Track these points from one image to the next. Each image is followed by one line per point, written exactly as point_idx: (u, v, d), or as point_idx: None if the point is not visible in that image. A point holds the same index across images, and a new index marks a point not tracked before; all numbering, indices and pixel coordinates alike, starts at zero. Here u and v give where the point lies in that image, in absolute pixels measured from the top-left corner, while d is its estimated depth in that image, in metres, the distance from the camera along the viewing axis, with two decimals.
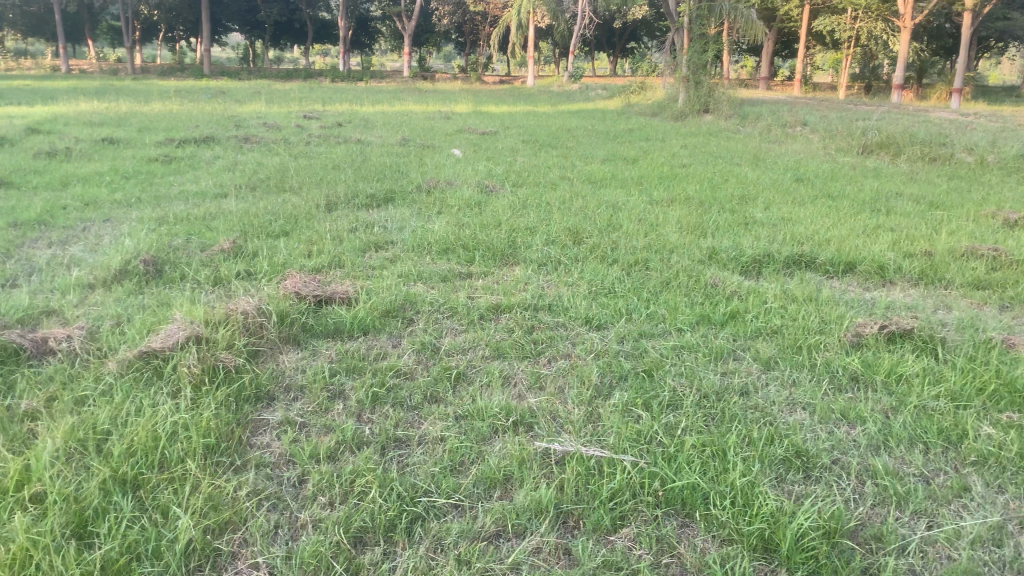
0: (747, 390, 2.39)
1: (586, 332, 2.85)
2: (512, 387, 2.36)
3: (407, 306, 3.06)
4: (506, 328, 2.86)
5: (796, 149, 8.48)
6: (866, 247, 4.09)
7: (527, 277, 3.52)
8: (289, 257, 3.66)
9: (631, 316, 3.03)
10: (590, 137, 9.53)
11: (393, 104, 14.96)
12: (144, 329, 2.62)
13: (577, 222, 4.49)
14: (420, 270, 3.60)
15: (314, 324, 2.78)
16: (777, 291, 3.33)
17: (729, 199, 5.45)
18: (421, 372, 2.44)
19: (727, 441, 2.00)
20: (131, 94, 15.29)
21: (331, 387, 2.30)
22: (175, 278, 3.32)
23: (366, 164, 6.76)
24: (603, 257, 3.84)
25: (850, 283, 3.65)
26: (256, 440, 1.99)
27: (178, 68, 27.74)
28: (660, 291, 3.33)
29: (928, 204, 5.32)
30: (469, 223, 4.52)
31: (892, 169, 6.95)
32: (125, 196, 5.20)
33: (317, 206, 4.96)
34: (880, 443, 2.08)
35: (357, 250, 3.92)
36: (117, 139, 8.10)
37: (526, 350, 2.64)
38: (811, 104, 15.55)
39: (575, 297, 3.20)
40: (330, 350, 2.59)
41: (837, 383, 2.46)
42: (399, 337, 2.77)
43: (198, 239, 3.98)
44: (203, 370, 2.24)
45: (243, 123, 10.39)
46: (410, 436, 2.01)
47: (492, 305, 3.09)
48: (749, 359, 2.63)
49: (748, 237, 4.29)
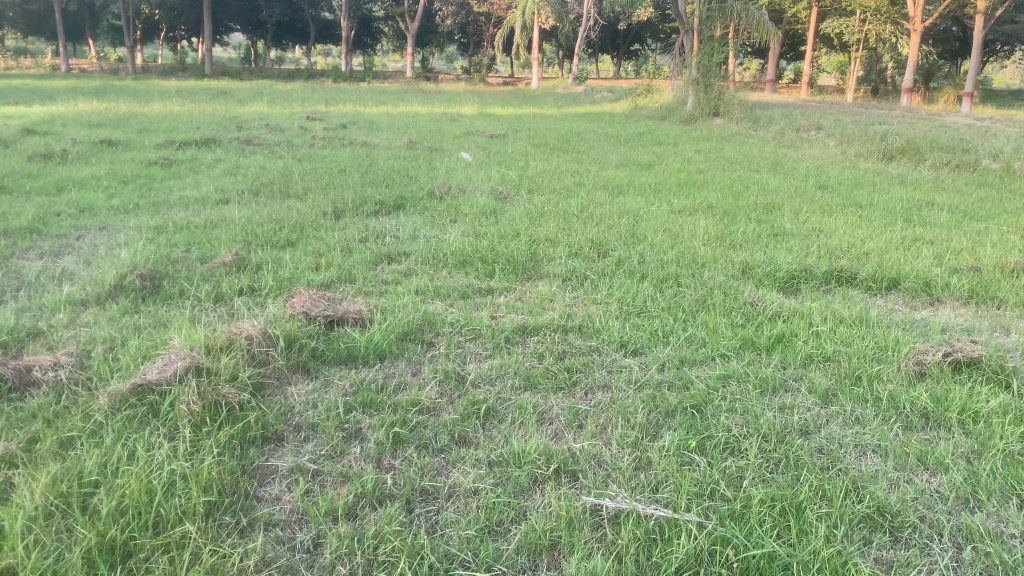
0: (808, 428, 2.15)
1: (623, 358, 2.61)
2: (547, 426, 2.12)
3: (426, 327, 2.82)
4: (534, 354, 2.62)
5: (815, 155, 8.23)
6: (909, 262, 3.84)
7: (553, 294, 3.29)
8: (295, 271, 3.43)
9: (669, 338, 2.80)
10: (601, 141, 9.31)
11: (397, 106, 14.69)
12: (139, 356, 2.39)
13: (600, 233, 4.25)
14: (438, 285, 3.36)
15: (324, 349, 2.54)
16: (822, 313, 3.09)
17: (754, 208, 5.21)
18: (446, 408, 2.19)
19: (798, 495, 1.77)
20: (129, 94, 15.01)
21: (346, 426, 2.07)
22: (175, 294, 3.08)
23: (372, 169, 6.52)
24: (631, 272, 3.60)
25: (897, 301, 3.41)
26: (265, 492, 1.76)
27: (178, 67, 27.49)
28: (696, 310, 3.09)
29: (963, 215, 5.07)
30: (485, 233, 4.29)
31: (917, 176, 6.70)
32: (123, 202, 4.97)
33: (324, 213, 4.74)
34: (970, 496, 1.83)
35: (367, 262, 3.68)
36: (115, 141, 7.86)
37: (560, 380, 2.40)
38: (822, 107, 15.28)
39: (607, 318, 2.96)
40: (343, 380, 2.35)
41: (906, 421, 2.21)
42: (418, 363, 2.53)
43: (200, 250, 3.75)
44: (204, 408, 2.00)
45: (245, 124, 10.18)
46: (438, 488, 1.78)
47: (517, 327, 2.86)
48: (805, 391, 2.39)
49: (782, 250, 4.04)
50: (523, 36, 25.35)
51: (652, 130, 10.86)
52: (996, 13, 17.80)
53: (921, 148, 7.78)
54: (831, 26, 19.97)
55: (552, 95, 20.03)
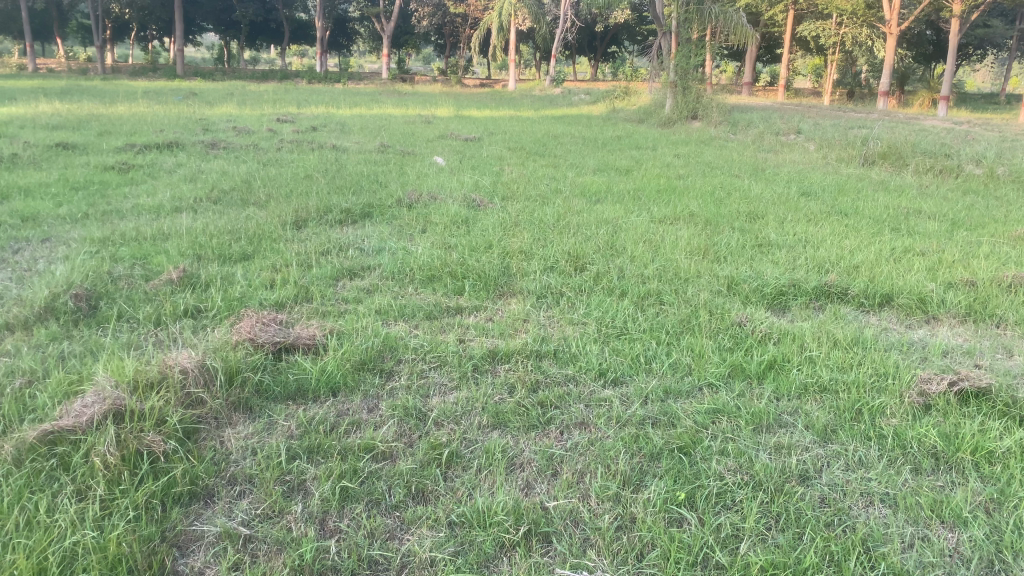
0: (808, 474, 1.94)
1: (602, 389, 2.38)
2: (517, 474, 1.88)
3: (387, 354, 2.58)
4: (504, 385, 2.38)
5: (795, 160, 8.08)
6: (901, 275, 3.65)
7: (526, 313, 3.06)
8: (247, 289, 3.17)
9: (651, 364, 2.57)
10: (578, 144, 9.09)
11: (370, 107, 14.39)
12: (58, 394, 2.12)
13: (577, 244, 4.02)
14: (403, 304, 3.12)
15: (271, 384, 2.28)
16: (813, 334, 2.88)
17: (737, 216, 5.02)
18: (403, 453, 1.95)
19: (802, 561, 1.55)
20: (94, 95, 14.69)
21: (287, 479, 1.82)
22: (111, 317, 2.81)
23: (340, 174, 6.26)
24: (610, 288, 3.37)
25: (891, 319, 3.21)
26: (186, 565, 1.51)
27: (149, 67, 26.93)
28: (680, 332, 2.86)
29: (952, 223, 4.90)
30: (456, 245, 4.04)
31: (901, 183, 6.55)
32: (71, 210, 4.67)
33: (285, 223, 4.47)
34: (994, 555, 1.62)
35: (327, 278, 3.43)
36: (73, 144, 7.53)
37: (532, 417, 2.16)
38: (801, 111, 15.17)
39: (585, 341, 2.73)
40: (289, 420, 2.10)
41: (915, 462, 2.00)
42: (376, 398, 2.28)
43: (145, 266, 3.47)
44: (123, 460, 1.74)
45: (211, 127, 9.85)
46: (390, 558, 1.54)
47: (486, 353, 2.61)
48: (802, 427, 2.17)
49: (768, 262, 3.84)
50: (499, 37, 25.10)
51: (629, 133, 10.68)
52: (972, 17, 17.75)
53: (903, 152, 7.64)
54: (808, 28, 19.94)
55: (528, 98, 19.87)
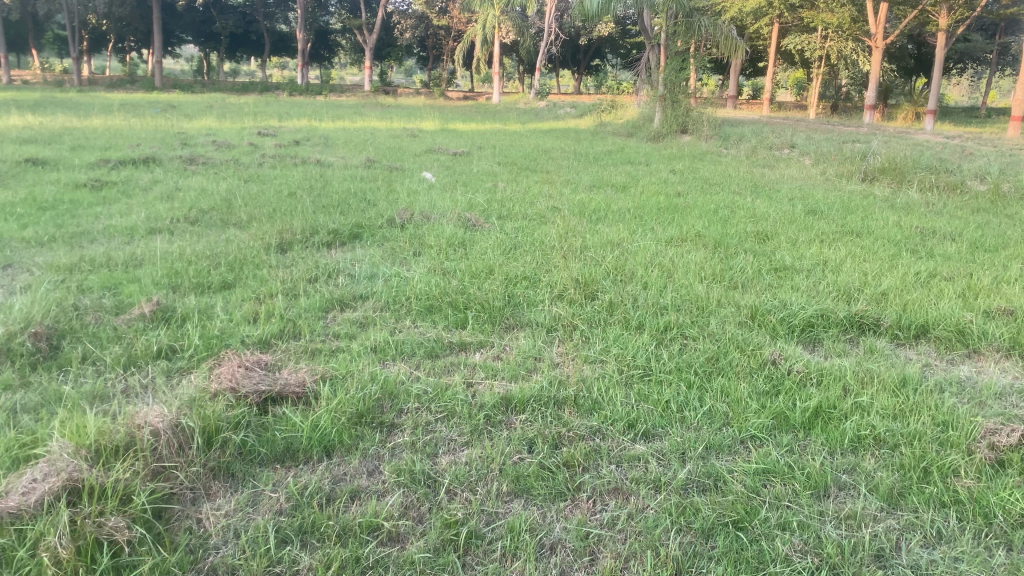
0: (884, 553, 1.67)
1: (634, 445, 2.10)
2: (549, 561, 1.60)
3: (388, 404, 2.28)
4: (523, 441, 2.09)
5: (794, 176, 7.86)
6: (933, 303, 3.40)
7: (538, 350, 2.78)
8: (227, 325, 2.86)
9: (684, 412, 2.29)
10: (569, 159, 8.84)
11: (354, 121, 14.10)
12: (8, 459, 1.82)
13: (583, 270, 3.74)
14: (401, 339, 2.83)
15: (256, 443, 1.99)
16: (855, 373, 2.62)
17: (745, 236, 4.77)
18: (413, 535, 1.67)
19: None
20: (69, 107, 14.35)
21: (278, 568, 1.53)
22: (74, 359, 2.50)
23: (326, 191, 5.97)
24: (625, 320, 3.10)
25: (931, 353, 2.96)
26: None
27: (127, 79, 26.48)
28: (710, 373, 2.59)
29: (971, 244, 4.68)
30: (454, 270, 3.76)
31: (907, 200, 6.33)
32: (39, 232, 4.35)
33: (268, 245, 4.18)
34: None
35: (316, 310, 3.14)
36: (43, 159, 7.19)
37: (559, 483, 1.88)
38: (789, 124, 15.03)
39: (607, 384, 2.46)
40: (277, 490, 1.81)
41: (1005, 538, 1.73)
42: (376, 460, 1.98)
43: (117, 297, 3.15)
44: (78, 554, 1.45)
45: (191, 141, 9.51)
46: None
47: (498, 401, 2.32)
48: (864, 491, 1.91)
49: (789, 289, 3.58)
50: (484, 50, 24.90)
51: (619, 148, 10.48)
52: (958, 31, 17.68)
53: (903, 168, 7.43)
54: (793, 42, 19.86)
55: (514, 111, 19.69)
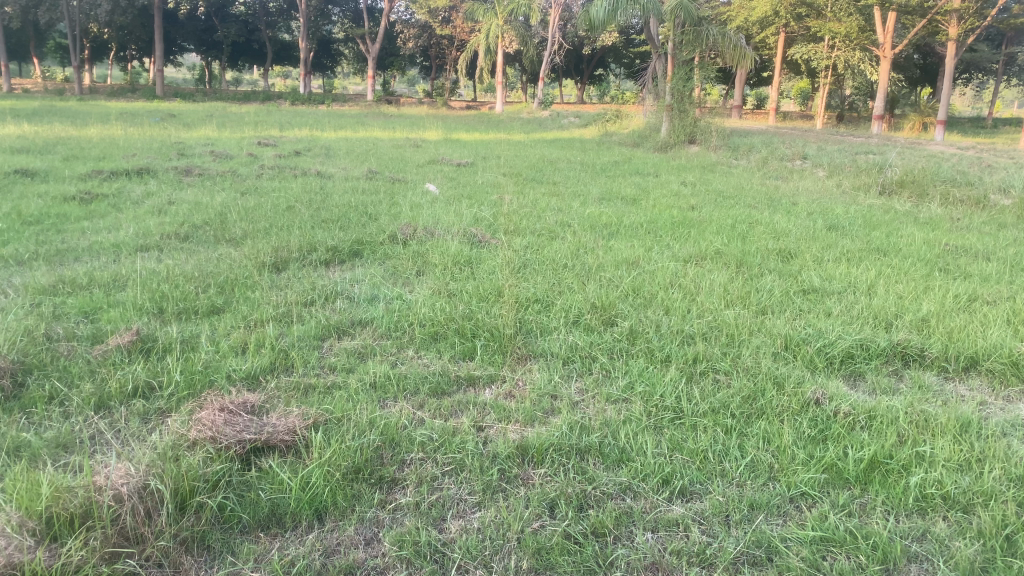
0: None
1: (670, 505, 1.83)
2: None
3: (388, 456, 2.01)
4: (545, 501, 1.82)
5: (809, 188, 7.61)
6: (981, 331, 3.13)
7: (555, 386, 2.52)
8: (213, 357, 2.61)
9: (725, 464, 2.02)
10: (576, 170, 8.59)
11: (356, 130, 13.88)
12: None
13: (600, 292, 3.48)
14: (403, 373, 2.56)
15: (237, 508, 1.73)
16: (908, 415, 2.34)
17: (768, 254, 4.51)
18: None
19: None
20: (69, 116, 14.13)
21: None
22: (40, 399, 2.24)
23: (326, 205, 5.72)
24: (649, 350, 2.84)
25: (986, 389, 2.69)
26: None
27: (128, 87, 26.31)
28: (749, 415, 2.32)
29: (1007, 263, 4.40)
30: (460, 292, 3.51)
31: (931, 215, 6.07)
32: (19, 249, 4.10)
33: (262, 263, 3.93)
34: None
35: (311, 338, 2.88)
36: (35, 170, 6.96)
37: (588, 554, 1.62)
38: (798, 134, 14.78)
39: (635, 429, 2.19)
40: (258, 567, 1.54)
41: None
42: (375, 526, 1.72)
43: (92, 325, 2.89)
44: None
45: (188, 151, 9.29)
46: None
47: (514, 450, 2.05)
48: (942, 564, 1.64)
49: (822, 314, 3.32)
50: (488, 59, 24.72)
51: (627, 158, 10.25)
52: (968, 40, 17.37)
53: (923, 181, 7.18)
54: (800, 51, 19.61)
55: (517, 121, 19.45)
